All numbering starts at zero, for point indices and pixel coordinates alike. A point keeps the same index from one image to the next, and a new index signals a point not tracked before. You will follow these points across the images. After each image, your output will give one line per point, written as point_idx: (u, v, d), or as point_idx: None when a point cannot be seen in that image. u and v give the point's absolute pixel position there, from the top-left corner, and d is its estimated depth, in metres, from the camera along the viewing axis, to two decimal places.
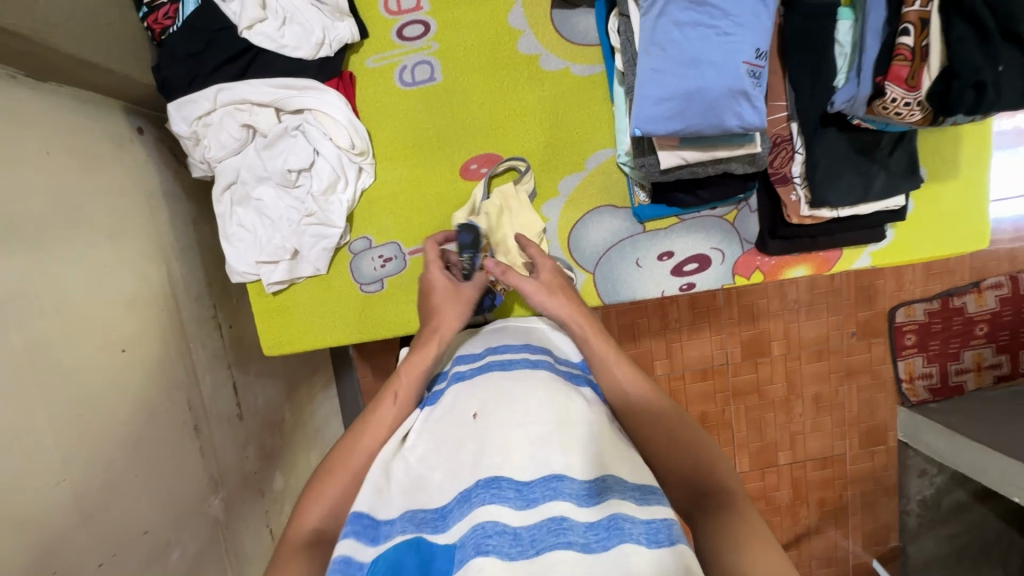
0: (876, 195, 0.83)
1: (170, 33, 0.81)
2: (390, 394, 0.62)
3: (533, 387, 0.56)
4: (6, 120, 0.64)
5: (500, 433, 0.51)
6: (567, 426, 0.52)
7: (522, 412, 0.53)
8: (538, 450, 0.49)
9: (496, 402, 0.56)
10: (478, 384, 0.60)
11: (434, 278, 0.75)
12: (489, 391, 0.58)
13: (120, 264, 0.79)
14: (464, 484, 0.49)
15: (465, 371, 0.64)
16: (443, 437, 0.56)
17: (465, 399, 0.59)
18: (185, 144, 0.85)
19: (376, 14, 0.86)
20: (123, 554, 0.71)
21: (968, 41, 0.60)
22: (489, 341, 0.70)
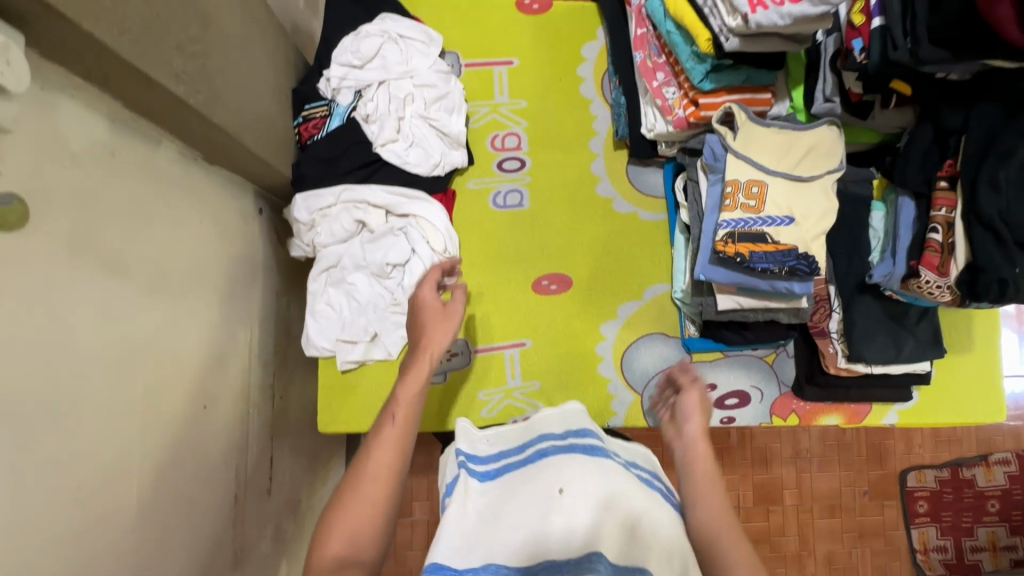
0: (907, 358, 0.92)
1: (316, 140, 0.95)
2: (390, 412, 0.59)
3: (622, 481, 0.55)
4: (183, 193, 0.75)
5: (589, 519, 0.51)
6: (650, 527, 0.51)
7: (610, 497, 0.53)
8: (630, 541, 0.51)
9: (587, 483, 0.54)
10: (563, 462, 0.57)
11: (424, 294, 0.74)
12: (577, 467, 0.56)
13: (222, 325, 0.85)
14: (554, 553, 0.50)
15: (547, 445, 0.61)
16: (524, 501, 0.55)
17: (546, 472, 0.57)
18: (298, 228, 0.97)
19: (483, 148, 1.03)
20: None
21: (987, 243, 0.71)
22: (569, 419, 0.64)
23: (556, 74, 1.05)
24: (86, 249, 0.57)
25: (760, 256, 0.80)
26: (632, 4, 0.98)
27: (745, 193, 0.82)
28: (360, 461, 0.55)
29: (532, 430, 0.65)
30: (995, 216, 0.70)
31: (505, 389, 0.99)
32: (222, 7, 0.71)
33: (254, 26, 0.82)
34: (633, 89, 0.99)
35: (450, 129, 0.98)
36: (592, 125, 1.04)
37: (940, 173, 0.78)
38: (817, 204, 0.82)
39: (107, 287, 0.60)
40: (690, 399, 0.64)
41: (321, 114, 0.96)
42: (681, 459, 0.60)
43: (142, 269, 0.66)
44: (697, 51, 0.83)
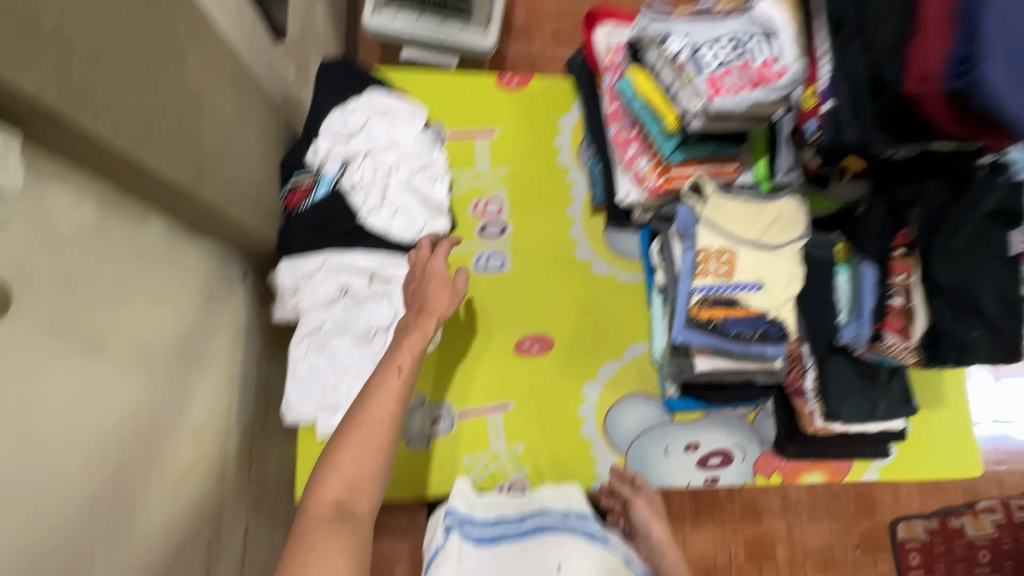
0: (881, 416, 0.94)
1: (301, 208, 0.98)
2: (395, 367, 0.72)
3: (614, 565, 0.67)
4: (166, 265, 0.75)
5: None
6: None
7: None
8: None
9: (581, 564, 0.65)
10: (561, 543, 0.69)
11: (436, 263, 0.86)
12: (576, 550, 0.67)
13: (200, 394, 0.84)
14: None
15: (544, 519, 0.75)
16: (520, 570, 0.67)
17: (547, 552, 0.68)
18: (280, 293, 0.97)
19: (464, 214, 1.07)
20: None
21: (944, 311, 0.76)
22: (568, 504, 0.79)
23: (535, 144, 1.11)
24: (64, 331, 0.57)
25: (733, 320, 0.84)
26: (603, 81, 1.04)
27: (715, 260, 0.86)
28: (364, 407, 0.68)
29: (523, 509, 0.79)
30: (950, 283, 0.75)
31: (489, 454, 0.98)
32: (215, 92, 0.74)
33: (246, 105, 0.85)
34: (608, 159, 1.04)
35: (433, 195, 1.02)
36: (570, 192, 1.09)
37: (895, 242, 0.82)
38: (784, 271, 0.86)
39: (83, 367, 0.60)
40: (640, 507, 0.90)
41: (307, 184, 0.99)
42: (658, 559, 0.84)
43: (120, 345, 0.66)
44: (665, 128, 0.89)
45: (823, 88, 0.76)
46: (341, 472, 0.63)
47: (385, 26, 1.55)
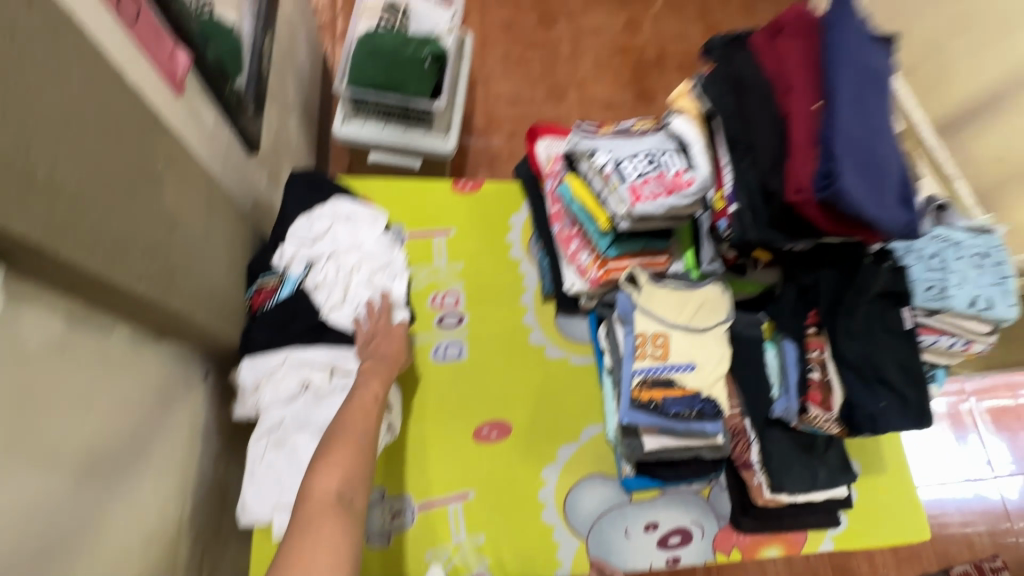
0: (823, 485, 0.99)
1: (265, 308, 1.03)
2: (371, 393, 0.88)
3: None
4: (128, 372, 0.78)
5: None
6: None
7: None
8: None
9: None
10: None
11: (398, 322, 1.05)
12: None
13: (152, 501, 0.83)
14: None
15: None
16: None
17: None
18: (242, 391, 1.00)
19: (423, 307, 1.14)
20: None
21: (855, 385, 0.84)
22: None
23: (489, 241, 1.21)
24: (20, 445, 0.59)
25: (672, 400, 0.90)
26: (546, 187, 1.17)
27: (650, 344, 0.93)
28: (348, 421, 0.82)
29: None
30: (856, 359, 0.85)
31: (451, 547, 0.97)
32: (188, 210, 0.82)
33: (216, 217, 0.93)
34: (554, 253, 1.15)
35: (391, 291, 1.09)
36: (522, 282, 1.18)
37: (808, 321, 0.91)
38: (713, 351, 0.94)
39: (34, 480, 0.61)
40: None
41: (271, 285, 1.05)
42: None
43: (73, 455, 0.67)
44: (599, 227, 1.00)
45: (728, 192, 0.90)
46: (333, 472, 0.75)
47: (352, 135, 1.72)
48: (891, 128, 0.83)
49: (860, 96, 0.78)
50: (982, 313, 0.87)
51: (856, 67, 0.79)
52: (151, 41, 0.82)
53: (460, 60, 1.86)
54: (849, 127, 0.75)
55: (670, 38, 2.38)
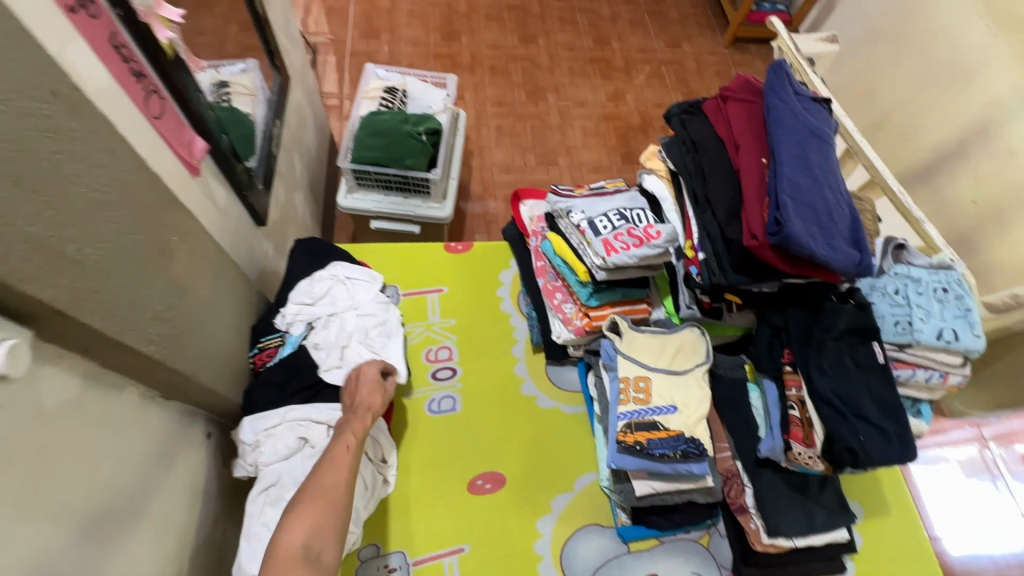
0: (821, 528, 0.98)
1: (268, 366, 1.09)
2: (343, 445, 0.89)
3: None
4: (134, 430, 0.82)
5: None
6: None
7: None
8: None
9: None
10: None
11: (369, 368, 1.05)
12: None
13: (149, 562, 0.85)
14: None
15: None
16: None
17: None
18: (243, 448, 1.03)
19: (418, 361, 1.19)
20: None
21: (833, 418, 0.86)
22: None
23: (480, 296, 1.28)
24: (28, 500, 0.63)
25: (656, 442, 0.92)
26: (531, 244, 1.25)
27: (632, 387, 0.97)
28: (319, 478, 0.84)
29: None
30: (829, 393, 0.87)
31: None
32: (197, 277, 0.89)
33: (224, 284, 1.01)
34: (542, 306, 1.21)
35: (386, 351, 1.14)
36: (512, 335, 1.23)
37: (784, 359, 0.94)
38: (692, 393, 0.97)
39: (40, 535, 0.64)
40: None
41: (274, 343, 1.11)
42: None
43: (77, 512, 0.70)
44: (579, 279, 1.06)
45: (696, 240, 0.96)
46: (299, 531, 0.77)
47: (355, 205, 1.85)
48: (837, 175, 0.91)
49: (801, 150, 0.86)
50: (950, 344, 0.90)
51: (794, 124, 0.87)
52: (173, 133, 0.94)
53: (455, 134, 2.03)
54: (790, 177, 0.82)
55: (651, 106, 2.57)
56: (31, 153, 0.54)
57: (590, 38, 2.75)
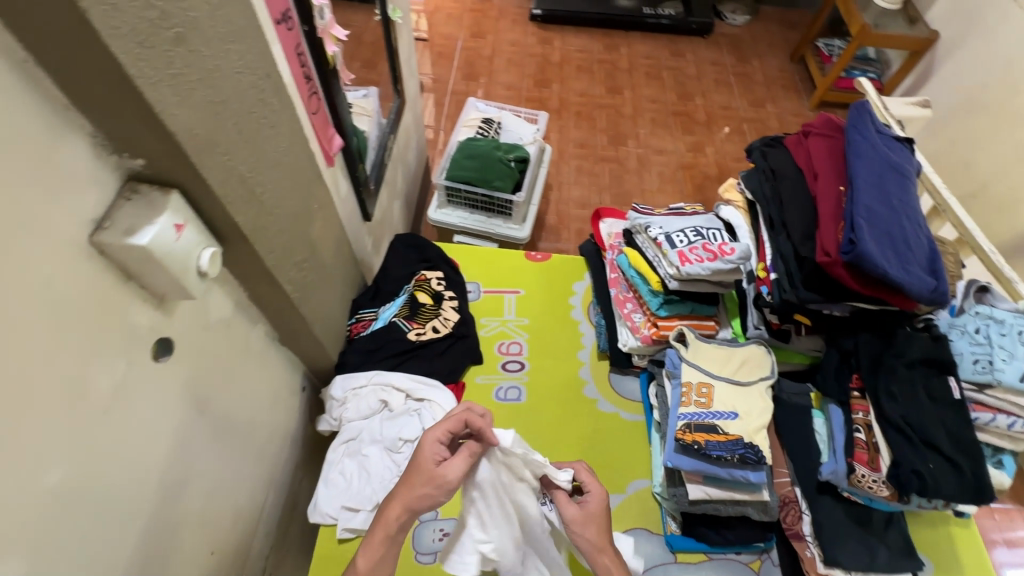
0: (883, 567, 0.95)
1: (361, 335, 1.22)
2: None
3: None
4: (257, 360, 0.97)
5: None
6: None
7: None
8: None
9: None
10: None
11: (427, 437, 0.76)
12: None
13: (249, 479, 0.97)
14: None
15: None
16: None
17: None
18: (331, 403, 1.16)
19: (490, 352, 1.29)
20: None
21: (901, 443, 0.87)
22: None
23: (553, 302, 1.37)
24: (188, 388, 0.77)
25: (714, 444, 0.94)
26: (606, 258, 1.36)
27: (695, 392, 1.01)
28: None
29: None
30: (899, 418, 0.88)
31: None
32: (324, 244, 1.06)
33: (339, 256, 1.17)
34: (610, 315, 1.28)
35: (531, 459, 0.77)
36: (580, 340, 1.31)
37: (852, 384, 0.96)
38: (755, 403, 1.00)
39: (190, 419, 0.78)
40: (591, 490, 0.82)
41: (368, 318, 1.26)
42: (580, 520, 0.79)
43: (212, 412, 0.84)
44: (651, 288, 1.14)
45: (768, 262, 1.02)
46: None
47: (442, 219, 2.04)
48: (919, 211, 0.94)
49: (880, 182, 0.91)
50: None
51: (873, 157, 0.93)
52: (321, 128, 1.13)
53: (540, 166, 2.19)
54: (868, 203, 0.87)
55: (730, 159, 2.65)
56: (251, 115, 0.72)
57: (674, 93, 2.90)
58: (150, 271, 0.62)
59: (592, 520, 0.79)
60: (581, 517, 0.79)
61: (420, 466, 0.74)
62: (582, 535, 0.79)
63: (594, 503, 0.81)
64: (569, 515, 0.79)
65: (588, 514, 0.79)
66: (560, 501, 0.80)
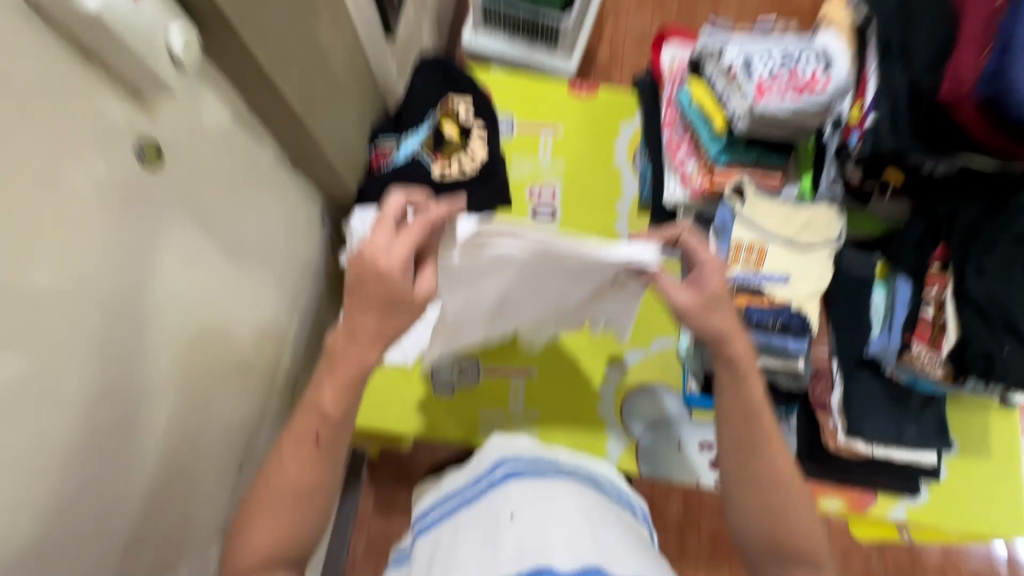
0: (909, 443, 0.91)
1: (383, 169, 1.13)
2: (313, 435, 0.68)
3: (569, 509, 0.59)
4: (268, 183, 0.91)
5: (535, 533, 0.56)
6: (570, 525, 0.56)
7: (557, 513, 0.59)
8: (532, 537, 0.55)
9: (534, 507, 0.60)
10: (498, 496, 0.65)
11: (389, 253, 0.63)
12: (523, 495, 0.63)
13: (271, 304, 0.97)
14: (487, 550, 0.56)
15: (498, 473, 0.70)
16: (477, 533, 0.60)
17: (501, 503, 0.63)
18: (351, 238, 1.08)
19: (521, 196, 1.17)
20: (135, 550, 0.71)
21: (974, 323, 0.77)
22: (483, 463, 0.75)
23: (593, 144, 1.21)
24: (189, 203, 0.72)
25: (755, 308, 0.88)
26: (664, 94, 1.19)
27: (743, 252, 0.91)
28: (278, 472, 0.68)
29: (483, 462, 0.75)
30: (982, 297, 0.76)
31: (505, 413, 1.03)
32: (334, 52, 0.91)
33: (354, 72, 1.02)
34: (658, 162, 1.12)
35: (534, 238, 0.69)
36: (620, 190, 1.17)
37: (935, 256, 0.85)
38: (812, 268, 0.90)
39: (195, 236, 0.74)
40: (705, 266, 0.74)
41: (390, 149, 1.16)
42: (703, 306, 0.73)
43: (222, 232, 0.80)
44: (714, 131, 0.99)
45: (868, 103, 0.86)
46: (262, 539, 0.67)
47: (479, 46, 1.77)
48: None
49: None
50: None
51: None
52: None
53: None
54: None
55: None
56: None
57: None
58: (108, 49, 0.53)
59: (714, 305, 0.73)
60: (700, 304, 0.73)
61: (399, 301, 0.65)
62: (702, 324, 0.73)
63: (711, 283, 0.74)
64: (685, 305, 0.73)
65: (706, 303, 0.73)
66: (670, 290, 0.73)
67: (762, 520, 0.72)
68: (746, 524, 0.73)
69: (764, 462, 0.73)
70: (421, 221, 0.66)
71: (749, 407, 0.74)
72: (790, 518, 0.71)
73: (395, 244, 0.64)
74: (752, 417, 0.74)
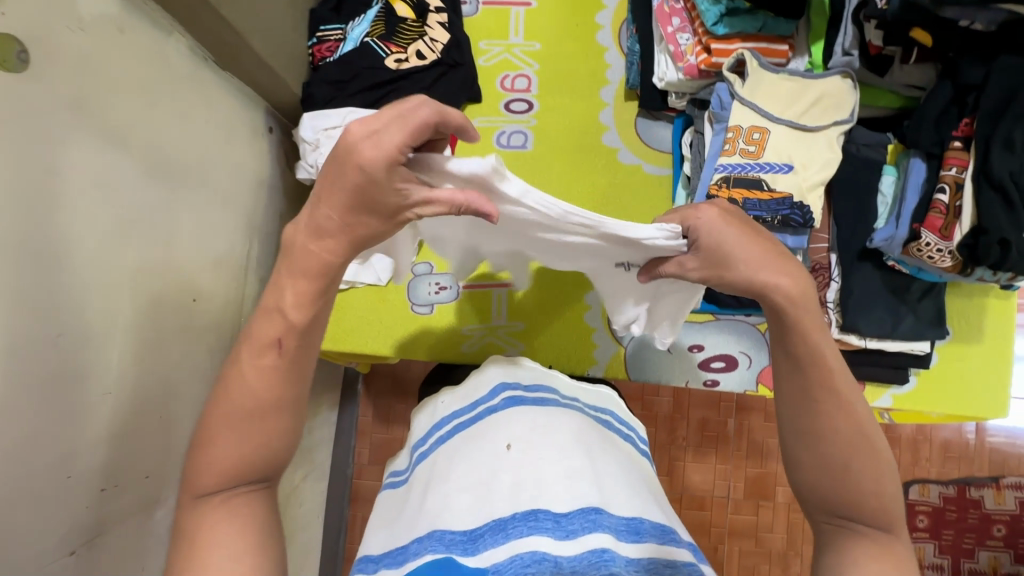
0: (902, 334, 0.88)
1: (327, 60, 0.97)
2: (273, 343, 0.50)
3: (567, 438, 0.56)
4: (187, 84, 0.77)
5: (532, 469, 0.53)
6: (569, 461, 0.53)
7: (555, 445, 0.55)
8: (528, 479, 0.52)
9: (532, 435, 0.56)
10: (490, 426, 0.59)
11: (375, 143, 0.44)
12: (518, 424, 0.58)
13: (221, 227, 0.87)
14: (480, 490, 0.53)
15: (498, 401, 0.63)
16: (470, 463, 0.56)
17: (493, 430, 0.59)
18: (305, 148, 0.95)
19: (492, 88, 1.03)
20: (114, 491, 0.69)
21: (993, 204, 0.71)
22: (478, 388, 0.67)
23: (573, 19, 1.04)
24: (83, 113, 0.60)
25: (754, 203, 0.81)
26: None
27: (739, 141, 0.83)
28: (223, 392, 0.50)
29: (484, 384, 0.67)
30: (1005, 177, 0.70)
31: (489, 326, 0.98)
32: None
33: None
34: (648, 37, 0.97)
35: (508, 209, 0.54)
36: (605, 74, 1.03)
37: (956, 132, 0.76)
38: (819, 153, 0.83)
39: (104, 155, 0.63)
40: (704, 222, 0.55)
41: (335, 38, 0.98)
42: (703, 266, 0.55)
43: (140, 148, 0.69)
44: None
45: None
46: (237, 462, 0.50)
47: None
48: None
49: None
50: None
51: None
52: None
53: None
54: None
55: None
56: None
57: None
58: None
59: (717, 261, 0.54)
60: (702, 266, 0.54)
61: (376, 206, 0.47)
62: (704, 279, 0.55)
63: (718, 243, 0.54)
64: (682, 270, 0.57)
65: (708, 262, 0.54)
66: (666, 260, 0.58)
67: (829, 488, 0.49)
68: (798, 490, 0.51)
69: (828, 416, 0.49)
70: (426, 112, 0.44)
71: (801, 350, 0.50)
72: (858, 482, 0.48)
73: (385, 135, 0.44)
74: (808, 362, 0.50)
